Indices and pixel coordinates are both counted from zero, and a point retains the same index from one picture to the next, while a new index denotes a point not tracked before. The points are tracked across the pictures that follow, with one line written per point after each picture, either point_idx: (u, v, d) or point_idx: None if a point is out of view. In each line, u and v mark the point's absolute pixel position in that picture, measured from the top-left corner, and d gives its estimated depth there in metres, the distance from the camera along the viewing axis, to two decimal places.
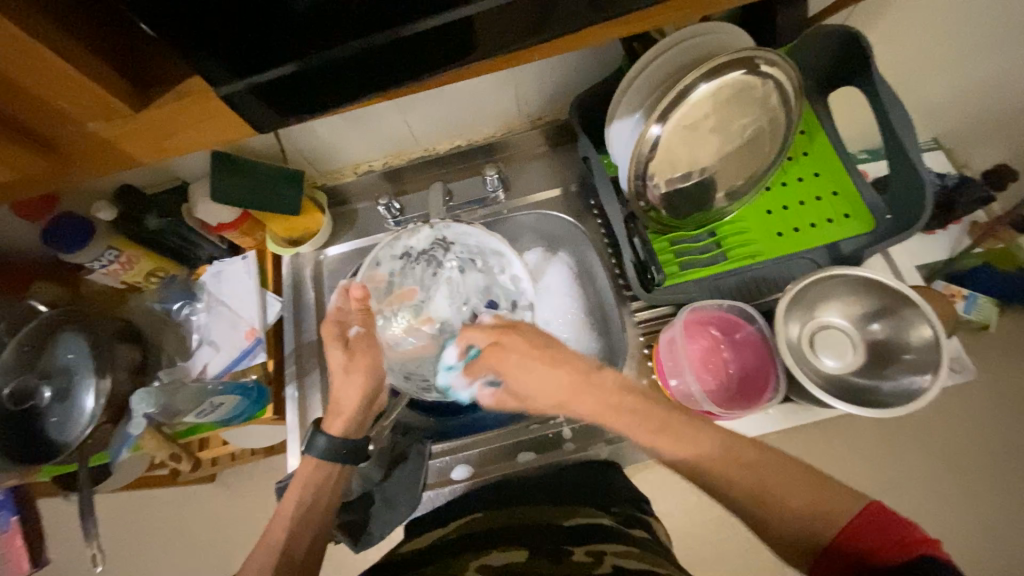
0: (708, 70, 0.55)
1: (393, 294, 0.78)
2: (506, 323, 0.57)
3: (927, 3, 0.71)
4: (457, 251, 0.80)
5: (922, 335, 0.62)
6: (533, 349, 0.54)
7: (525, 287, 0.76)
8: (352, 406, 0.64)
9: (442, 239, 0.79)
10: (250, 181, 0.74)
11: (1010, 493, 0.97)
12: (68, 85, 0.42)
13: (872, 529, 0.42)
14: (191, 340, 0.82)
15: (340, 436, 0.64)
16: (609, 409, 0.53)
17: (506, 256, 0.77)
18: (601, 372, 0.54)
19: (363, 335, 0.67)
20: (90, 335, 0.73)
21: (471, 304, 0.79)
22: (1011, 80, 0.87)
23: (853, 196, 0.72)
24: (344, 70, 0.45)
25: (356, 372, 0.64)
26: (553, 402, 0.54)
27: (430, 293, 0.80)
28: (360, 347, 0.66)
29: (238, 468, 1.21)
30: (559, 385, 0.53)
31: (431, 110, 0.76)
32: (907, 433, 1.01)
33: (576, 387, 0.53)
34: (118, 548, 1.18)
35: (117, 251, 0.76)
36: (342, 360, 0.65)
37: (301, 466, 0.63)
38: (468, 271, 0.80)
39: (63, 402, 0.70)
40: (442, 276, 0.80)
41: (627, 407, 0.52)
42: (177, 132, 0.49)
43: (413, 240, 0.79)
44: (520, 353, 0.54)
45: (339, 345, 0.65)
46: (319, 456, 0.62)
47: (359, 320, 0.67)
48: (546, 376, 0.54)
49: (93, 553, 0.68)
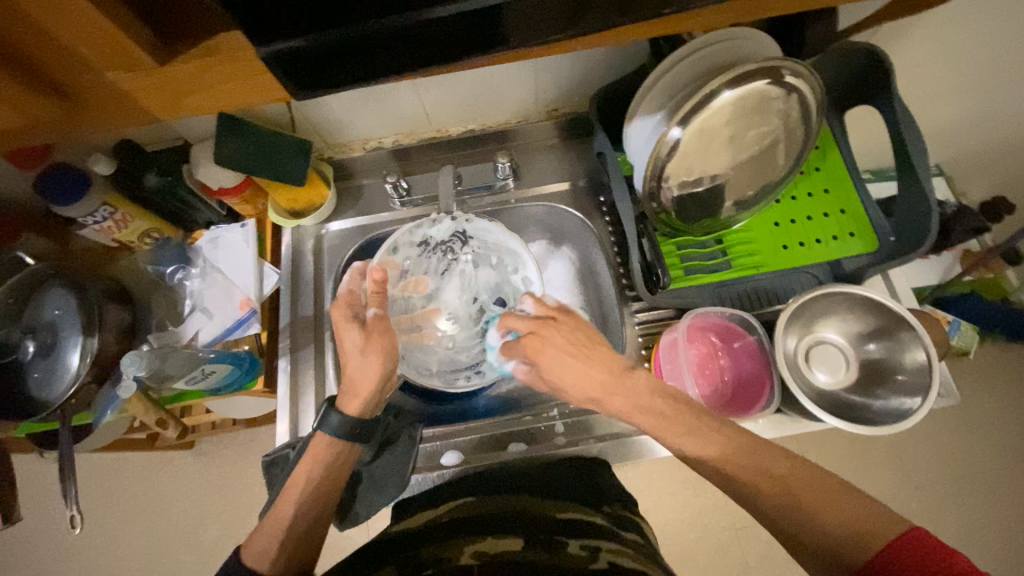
0: (734, 77, 0.55)
1: (403, 283, 0.78)
2: (549, 314, 0.58)
3: (951, 30, 0.71)
4: (473, 246, 0.80)
5: (915, 358, 0.64)
6: (571, 346, 0.55)
7: (535, 293, 0.77)
8: (368, 388, 0.62)
9: (461, 233, 0.79)
10: (260, 147, 0.71)
11: (973, 516, 1.01)
12: (101, 36, 0.43)
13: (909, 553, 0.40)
14: (183, 306, 0.80)
15: (355, 416, 0.62)
16: (636, 409, 0.54)
17: (521, 257, 0.76)
18: (632, 375, 0.55)
19: (379, 317, 0.64)
20: (79, 292, 0.71)
21: (480, 298, 0.81)
22: (1019, 114, 0.88)
23: (859, 215, 0.73)
24: (372, 44, 0.43)
25: (372, 354, 0.61)
26: (591, 395, 0.55)
27: (441, 285, 0.81)
28: (377, 329, 0.63)
29: (218, 437, 1.19)
30: (595, 385, 0.55)
31: (448, 92, 0.75)
32: (879, 450, 1.05)
33: (609, 389, 0.54)
34: (90, 508, 1.17)
35: (111, 209, 0.73)
36: (358, 342, 0.62)
37: (316, 439, 0.62)
38: (481, 267, 0.80)
39: (47, 358, 0.69)
40: (456, 268, 0.81)
41: (656, 411, 0.54)
42: (199, 91, 0.50)
43: (433, 230, 0.78)
44: (570, 343, 0.55)
45: (356, 326, 0.62)
46: (331, 433, 0.61)
47: (375, 303, 0.64)
48: (584, 372, 0.54)
49: (71, 515, 0.66)
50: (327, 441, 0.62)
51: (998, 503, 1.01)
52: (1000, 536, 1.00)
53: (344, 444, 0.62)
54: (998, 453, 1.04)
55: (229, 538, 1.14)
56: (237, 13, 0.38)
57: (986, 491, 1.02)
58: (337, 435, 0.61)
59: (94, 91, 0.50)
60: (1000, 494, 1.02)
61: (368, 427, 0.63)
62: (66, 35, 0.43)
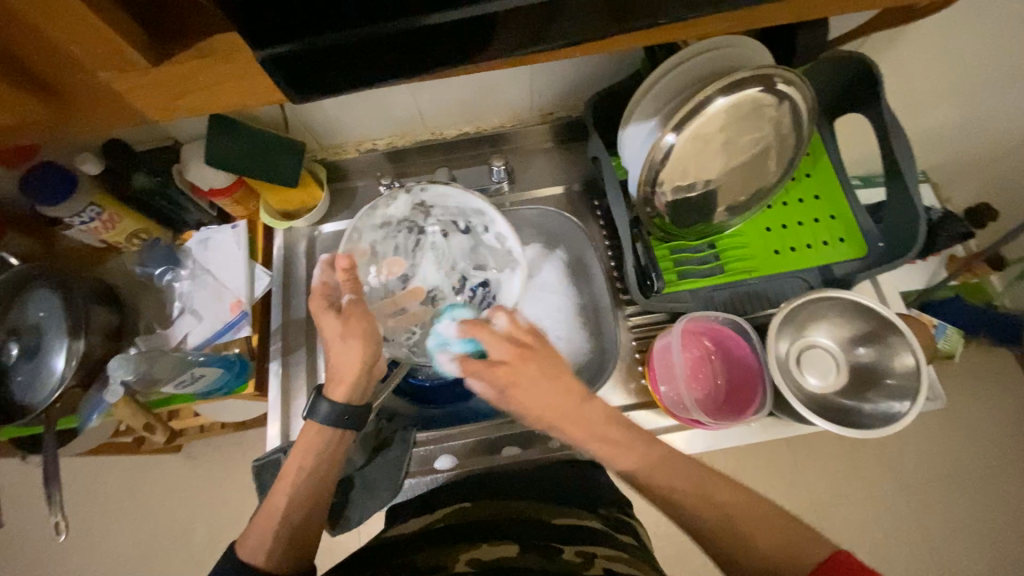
0: (727, 84, 0.55)
1: (376, 267, 0.77)
2: (521, 338, 0.56)
3: (938, 41, 0.73)
4: (437, 216, 0.79)
5: (905, 363, 0.65)
6: (542, 375, 0.54)
7: (512, 245, 0.76)
8: (351, 373, 0.60)
9: (421, 204, 0.78)
10: (249, 145, 0.70)
11: (958, 518, 1.03)
12: (91, 33, 0.43)
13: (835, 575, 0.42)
14: (172, 308, 0.79)
15: (343, 403, 0.61)
16: (592, 437, 0.54)
17: (488, 214, 0.76)
18: (591, 405, 0.54)
19: (355, 302, 0.62)
20: (64, 293, 0.69)
21: (459, 268, 0.78)
22: (1002, 123, 0.90)
23: (849, 220, 0.74)
24: (368, 49, 0.43)
25: (352, 338, 0.60)
26: (552, 416, 0.55)
27: (416, 262, 0.78)
28: (354, 314, 0.62)
29: (207, 441, 1.18)
30: (553, 408, 0.54)
31: (443, 94, 0.74)
32: (867, 452, 1.06)
33: (567, 415, 0.54)
34: (75, 513, 1.15)
35: (99, 209, 0.72)
36: (337, 328, 0.61)
37: (304, 428, 0.61)
38: (451, 235, 0.79)
39: (32, 360, 0.67)
40: (426, 243, 0.79)
41: (609, 438, 0.54)
42: (192, 92, 0.50)
43: (391, 208, 0.78)
44: (541, 367, 0.55)
45: (332, 313, 0.62)
46: (322, 421, 0.60)
47: (350, 289, 0.63)
48: (548, 396, 0.54)
49: (56, 522, 0.65)
50: (315, 448, 0.60)
51: (982, 505, 1.03)
52: (984, 537, 1.02)
53: (336, 451, 0.62)
54: (982, 454, 1.06)
55: (217, 543, 1.12)
56: (232, 17, 0.38)
57: (971, 492, 1.04)
58: (332, 442, 0.61)
59: (84, 88, 0.49)
60: (984, 495, 1.04)
61: (357, 415, 0.62)
62: (51, 30, 0.42)
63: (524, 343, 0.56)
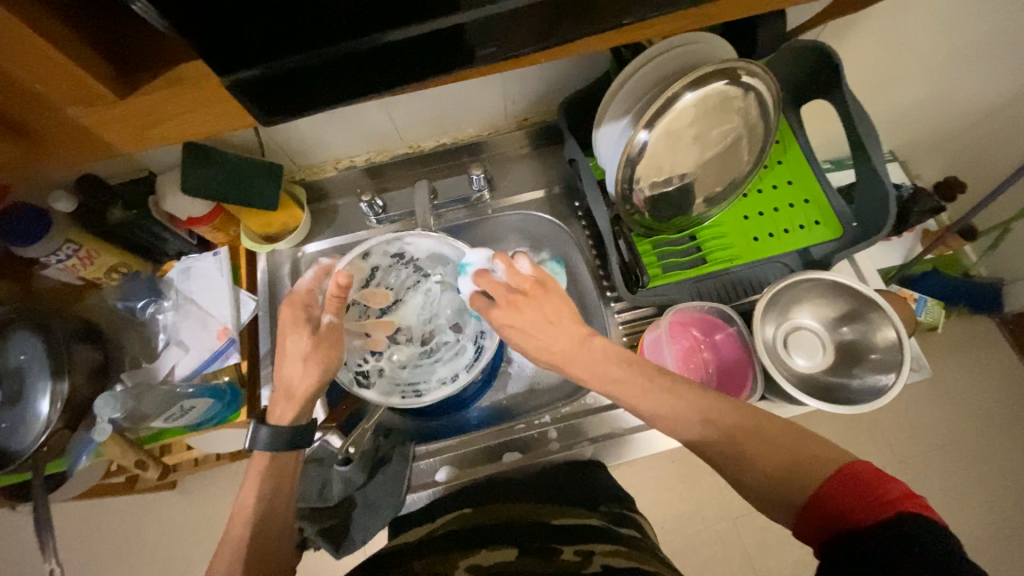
0: (695, 79, 0.56)
1: (363, 290, 0.76)
2: (520, 281, 0.59)
3: (891, 28, 0.76)
4: (447, 269, 0.78)
5: (886, 337, 0.66)
6: (541, 313, 0.57)
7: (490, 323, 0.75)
8: (305, 392, 0.61)
9: (442, 254, 0.78)
10: (223, 172, 0.70)
11: (955, 484, 1.05)
12: (55, 69, 0.43)
13: (847, 492, 0.40)
14: (157, 340, 0.78)
15: (288, 424, 0.60)
16: (603, 377, 0.54)
17: None
18: (592, 341, 0.56)
19: (333, 325, 0.63)
20: (45, 335, 0.67)
21: (437, 321, 0.78)
22: (962, 99, 0.94)
23: (822, 203, 0.76)
24: (339, 71, 0.43)
25: (314, 364, 0.61)
26: (553, 357, 0.57)
27: (405, 298, 0.79)
28: (328, 338, 0.63)
29: (204, 474, 1.15)
30: (557, 348, 0.56)
31: (417, 110, 0.75)
32: (860, 428, 1.09)
33: (570, 354, 0.56)
34: (68, 562, 1.11)
35: (76, 246, 0.70)
36: (302, 348, 0.61)
37: (254, 462, 0.59)
38: (449, 290, 0.79)
39: (14, 407, 0.65)
40: (423, 286, 0.79)
41: (611, 377, 0.54)
42: (162, 121, 0.51)
43: (412, 245, 0.78)
44: (540, 311, 0.57)
45: (306, 330, 0.62)
46: (264, 449, 0.59)
47: (331, 309, 0.63)
48: (544, 337, 0.57)
49: (50, 568, 0.63)
50: (287, 454, 0.60)
51: (973, 471, 1.05)
52: (982, 503, 1.04)
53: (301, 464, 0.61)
54: (972, 421, 1.09)
55: None
56: (204, 44, 0.38)
57: (965, 459, 1.06)
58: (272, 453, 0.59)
59: (55, 125, 0.50)
60: (978, 459, 1.06)
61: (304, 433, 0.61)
62: (9, 67, 0.42)
63: (522, 289, 0.59)
